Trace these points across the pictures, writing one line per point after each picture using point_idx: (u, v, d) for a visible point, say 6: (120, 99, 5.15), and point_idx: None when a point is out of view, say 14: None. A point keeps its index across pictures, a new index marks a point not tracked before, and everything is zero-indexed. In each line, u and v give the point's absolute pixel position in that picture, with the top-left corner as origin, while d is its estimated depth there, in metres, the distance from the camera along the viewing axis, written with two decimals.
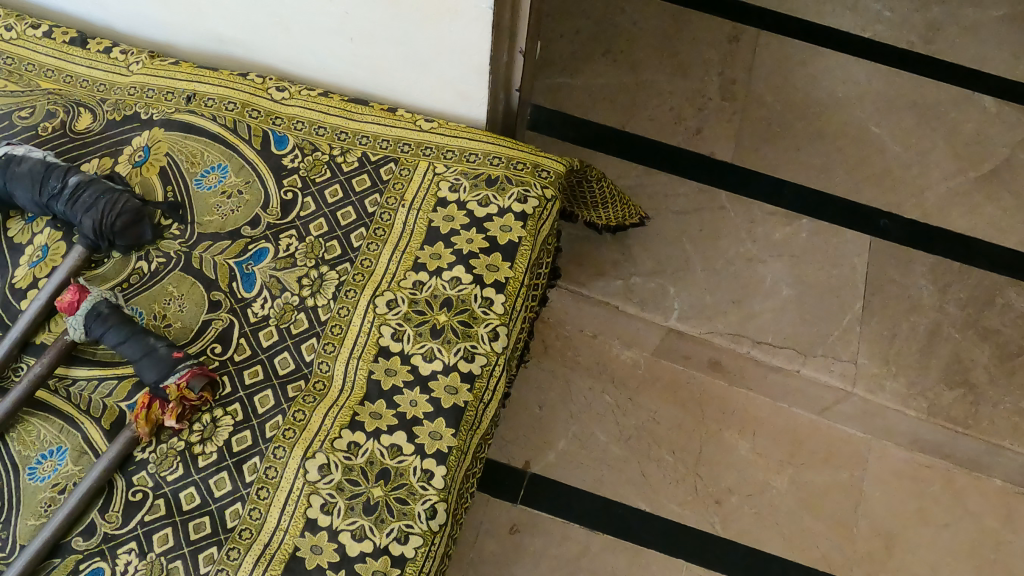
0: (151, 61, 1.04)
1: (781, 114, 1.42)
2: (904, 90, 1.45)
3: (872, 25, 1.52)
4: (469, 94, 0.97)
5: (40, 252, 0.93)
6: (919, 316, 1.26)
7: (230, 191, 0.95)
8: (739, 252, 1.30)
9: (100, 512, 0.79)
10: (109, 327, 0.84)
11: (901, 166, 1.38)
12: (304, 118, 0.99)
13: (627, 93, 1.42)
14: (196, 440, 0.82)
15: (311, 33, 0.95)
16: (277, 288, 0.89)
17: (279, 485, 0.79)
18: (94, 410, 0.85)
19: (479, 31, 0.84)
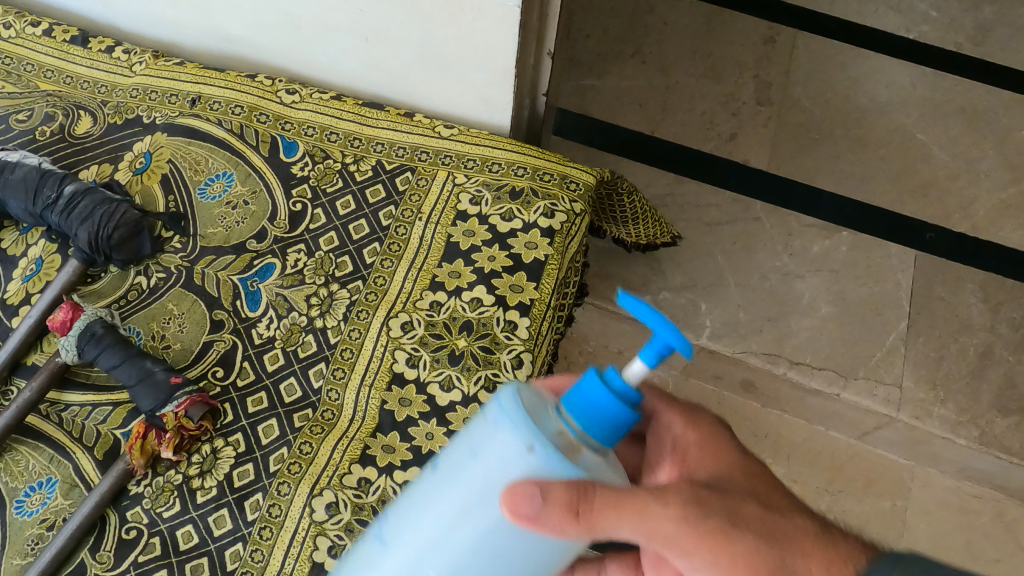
0: (156, 61, 0.98)
1: (820, 120, 1.33)
2: (951, 95, 1.35)
3: (918, 25, 1.42)
4: (492, 99, 0.90)
5: (34, 266, 0.87)
6: (970, 335, 1.17)
7: (235, 201, 0.89)
8: (775, 266, 1.22)
9: (90, 552, 0.74)
10: (104, 349, 0.78)
11: (949, 175, 1.29)
12: (316, 123, 0.92)
13: (656, 98, 1.35)
14: (195, 473, 0.76)
15: (324, 32, 0.88)
16: (284, 307, 0.83)
17: (284, 525, 0.73)
18: (87, 438, 0.79)
19: (504, 30, 0.77)
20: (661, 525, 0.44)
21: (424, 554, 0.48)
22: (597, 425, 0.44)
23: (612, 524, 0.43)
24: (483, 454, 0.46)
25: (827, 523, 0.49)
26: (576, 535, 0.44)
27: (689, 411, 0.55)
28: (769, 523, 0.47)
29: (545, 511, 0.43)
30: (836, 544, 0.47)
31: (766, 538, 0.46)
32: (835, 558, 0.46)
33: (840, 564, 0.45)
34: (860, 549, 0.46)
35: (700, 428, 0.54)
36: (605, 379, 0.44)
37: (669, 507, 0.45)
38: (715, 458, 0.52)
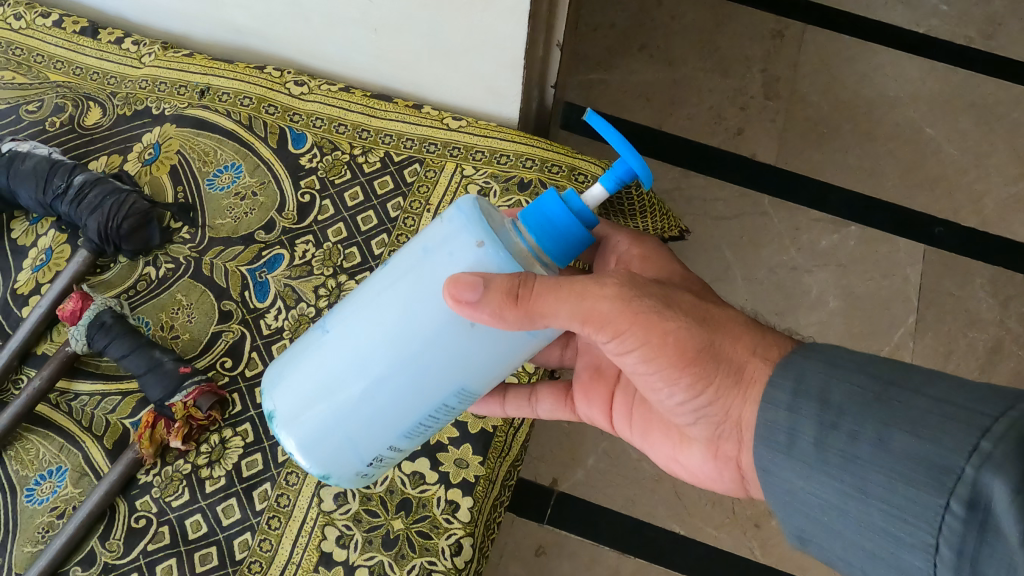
0: (166, 52, 0.97)
1: (828, 115, 1.28)
2: (962, 90, 1.30)
3: (927, 20, 1.35)
4: (501, 91, 0.89)
5: (44, 256, 0.88)
6: (979, 330, 1.15)
7: (243, 192, 0.89)
8: (782, 260, 1.20)
9: (101, 540, 0.74)
10: (113, 339, 0.78)
11: (959, 170, 1.25)
12: (324, 114, 0.92)
13: (662, 91, 1.29)
14: (204, 462, 0.77)
15: (331, 23, 0.86)
16: (292, 298, 0.84)
17: (292, 515, 0.74)
18: (96, 427, 0.80)
19: (515, 21, 0.75)
20: (597, 304, 0.48)
21: (377, 334, 0.50)
22: (550, 238, 0.49)
23: (552, 305, 0.46)
24: (434, 247, 0.49)
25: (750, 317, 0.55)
26: (524, 321, 0.47)
27: (633, 238, 0.66)
28: (699, 306, 0.53)
29: (483, 293, 0.45)
30: (755, 329, 0.53)
31: (694, 315, 0.51)
32: (756, 346, 0.51)
33: (758, 343, 0.51)
34: (778, 334, 0.53)
35: (642, 246, 0.65)
36: (563, 199, 0.48)
37: (605, 287, 0.49)
38: (654, 267, 0.64)
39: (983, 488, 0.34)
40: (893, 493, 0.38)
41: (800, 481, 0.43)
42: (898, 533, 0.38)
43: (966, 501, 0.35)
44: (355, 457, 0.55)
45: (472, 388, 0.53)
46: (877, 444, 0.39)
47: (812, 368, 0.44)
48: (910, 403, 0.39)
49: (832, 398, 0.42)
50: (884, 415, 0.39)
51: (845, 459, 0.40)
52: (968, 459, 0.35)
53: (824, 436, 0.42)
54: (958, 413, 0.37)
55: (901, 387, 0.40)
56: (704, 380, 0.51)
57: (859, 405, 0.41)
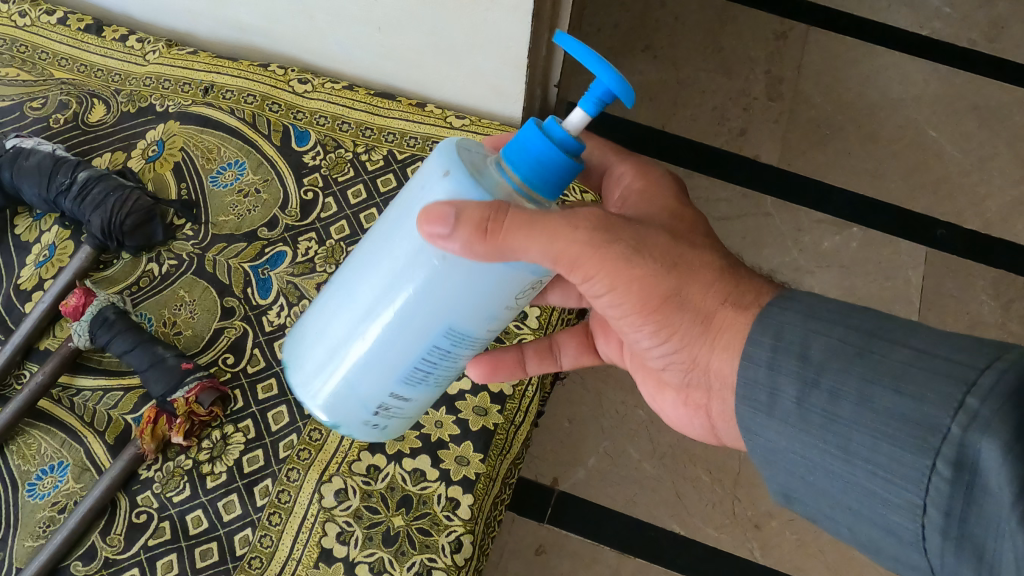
0: (170, 50, 0.98)
1: (831, 116, 1.28)
2: (965, 91, 1.30)
3: (930, 22, 1.35)
4: (504, 90, 0.89)
5: (47, 252, 0.88)
6: (981, 332, 1.15)
7: (247, 189, 0.90)
8: (785, 261, 1.19)
9: (102, 535, 0.74)
10: (116, 334, 0.79)
11: (962, 172, 1.25)
12: (328, 113, 0.93)
13: (667, 91, 1.29)
14: (205, 458, 0.77)
15: (336, 21, 0.86)
16: (295, 295, 0.84)
17: (293, 511, 0.75)
18: (98, 423, 0.80)
19: (518, 19, 0.75)
20: (568, 249, 0.46)
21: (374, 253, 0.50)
22: (556, 180, 0.45)
23: (523, 244, 0.44)
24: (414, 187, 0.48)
25: (732, 262, 0.52)
26: (491, 257, 0.44)
27: (636, 164, 0.61)
28: (677, 254, 0.50)
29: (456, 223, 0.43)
30: (734, 278, 0.51)
31: (668, 265, 0.49)
32: (731, 292, 0.49)
33: (733, 293, 0.49)
34: (760, 285, 0.51)
35: (647, 179, 0.60)
36: (543, 129, 0.45)
37: (577, 232, 0.46)
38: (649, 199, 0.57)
39: (971, 447, 0.34)
40: (878, 453, 0.38)
41: (784, 439, 0.43)
42: (885, 491, 0.38)
43: (952, 462, 0.35)
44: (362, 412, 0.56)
45: (462, 334, 0.50)
46: (860, 402, 0.39)
47: (791, 320, 0.44)
48: (892, 356, 0.38)
49: (814, 354, 0.41)
50: (867, 372, 0.39)
51: (829, 418, 0.40)
52: (954, 417, 0.34)
53: (806, 395, 0.41)
54: (942, 369, 0.36)
55: (883, 338, 0.39)
56: (672, 324, 0.50)
57: (842, 362, 0.40)
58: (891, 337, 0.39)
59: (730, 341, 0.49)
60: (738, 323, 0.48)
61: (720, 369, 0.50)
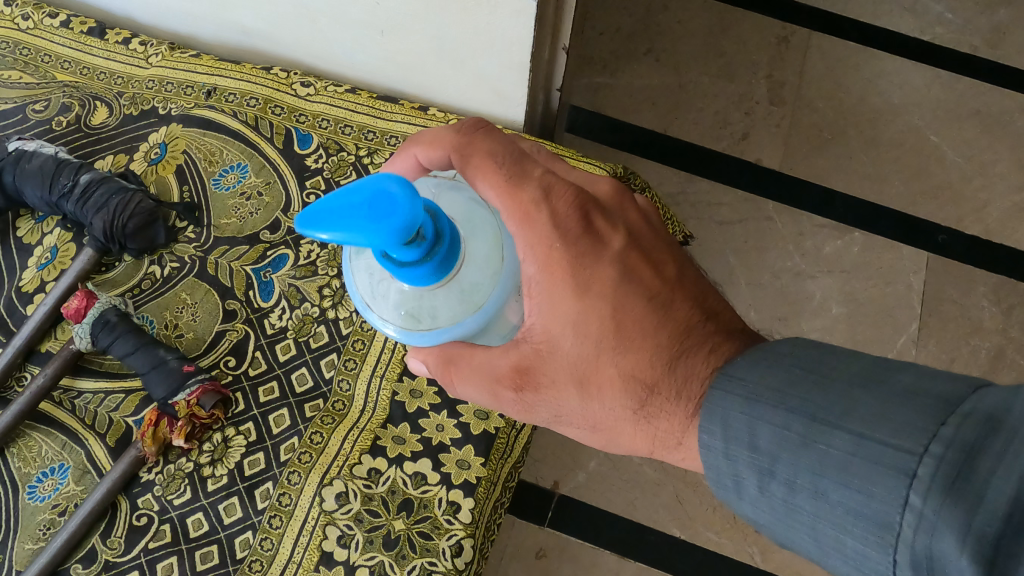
0: (172, 53, 0.97)
1: (833, 121, 1.28)
2: (966, 97, 1.29)
3: (932, 29, 1.33)
4: (507, 93, 0.89)
5: (49, 254, 0.88)
6: (982, 338, 1.15)
7: (249, 192, 0.90)
8: (786, 266, 1.19)
9: (102, 537, 0.75)
10: (117, 337, 0.79)
11: (963, 178, 1.24)
12: (331, 116, 0.93)
13: (669, 95, 1.29)
14: (206, 461, 0.77)
15: (338, 25, 0.86)
16: (296, 298, 0.84)
17: (294, 514, 0.75)
18: (99, 425, 0.80)
19: (521, 23, 0.75)
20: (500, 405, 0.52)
21: None
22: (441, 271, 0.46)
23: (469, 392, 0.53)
24: None
25: (646, 383, 0.47)
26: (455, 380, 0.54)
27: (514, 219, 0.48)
28: (591, 410, 0.49)
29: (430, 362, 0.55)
30: (651, 414, 0.47)
31: (591, 418, 0.50)
32: (656, 433, 0.47)
33: (658, 439, 0.48)
34: (676, 422, 0.46)
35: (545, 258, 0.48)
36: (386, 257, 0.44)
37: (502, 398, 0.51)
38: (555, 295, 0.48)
39: (924, 548, 0.32)
40: (846, 546, 0.36)
41: (760, 520, 0.41)
42: None
43: (911, 565, 0.33)
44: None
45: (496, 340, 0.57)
46: (817, 494, 0.37)
47: (733, 406, 0.41)
48: (834, 445, 0.36)
49: (762, 444, 0.39)
50: (815, 465, 0.37)
51: (790, 507, 0.38)
52: (903, 517, 0.33)
53: (766, 485, 0.39)
54: (883, 458, 0.34)
55: (824, 423, 0.37)
56: None
57: (789, 449, 0.38)
58: (830, 418, 0.37)
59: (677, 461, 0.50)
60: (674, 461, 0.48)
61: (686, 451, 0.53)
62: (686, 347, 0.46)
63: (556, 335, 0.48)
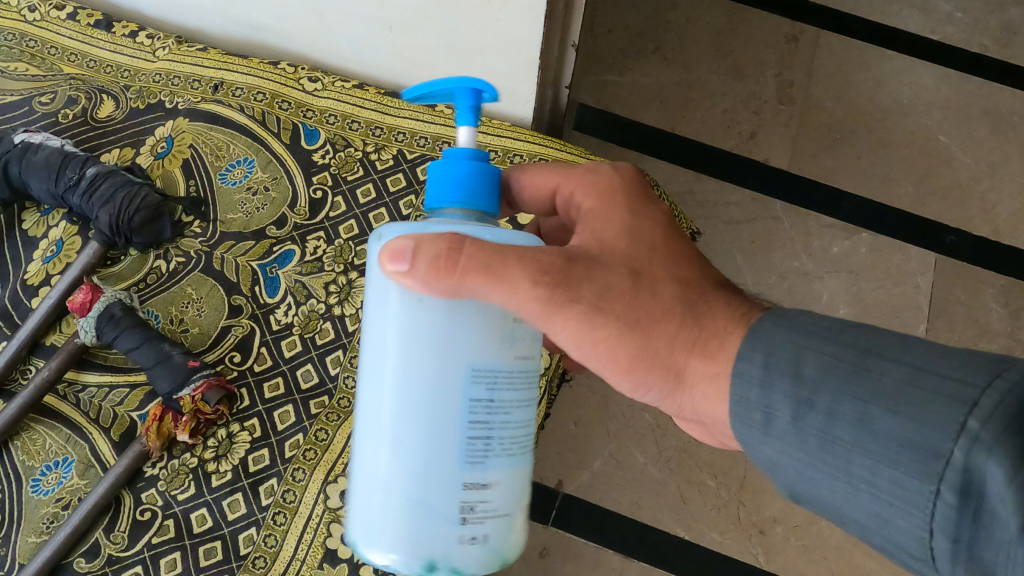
0: (179, 46, 0.96)
1: (841, 121, 1.27)
2: (976, 97, 1.28)
3: (942, 27, 1.32)
4: (515, 90, 0.89)
5: (54, 247, 0.88)
6: (989, 341, 1.14)
7: (256, 187, 0.90)
8: (793, 266, 1.19)
9: (105, 532, 0.75)
10: (121, 331, 0.78)
11: (973, 178, 1.23)
12: (338, 111, 0.92)
13: (677, 93, 1.28)
14: (210, 457, 0.77)
15: (347, 19, 0.86)
16: (303, 294, 0.84)
17: (298, 511, 0.75)
18: (104, 419, 0.80)
19: (531, 19, 0.75)
20: (526, 301, 0.47)
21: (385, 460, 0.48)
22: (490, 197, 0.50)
23: (479, 286, 0.46)
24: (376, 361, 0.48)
25: (695, 292, 0.52)
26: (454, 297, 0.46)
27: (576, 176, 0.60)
28: (635, 308, 0.50)
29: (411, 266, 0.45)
30: (704, 329, 0.49)
31: (632, 321, 0.50)
32: (703, 345, 0.49)
33: (699, 341, 0.49)
34: (724, 320, 0.49)
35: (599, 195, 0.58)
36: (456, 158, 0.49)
37: (537, 296, 0.47)
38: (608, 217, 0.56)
39: (972, 469, 0.33)
40: (880, 477, 0.37)
41: (784, 460, 0.42)
42: (891, 516, 0.37)
43: (957, 488, 0.34)
44: (445, 527, 0.47)
45: (485, 362, 0.47)
46: (857, 422, 0.38)
47: (784, 333, 0.44)
48: (888, 374, 0.38)
49: (808, 372, 0.41)
50: (861, 391, 0.38)
51: (824, 438, 0.40)
52: (956, 441, 0.34)
53: (801, 415, 0.41)
54: (943, 386, 0.35)
55: (881, 358, 0.39)
56: (646, 380, 0.52)
57: (838, 380, 0.39)
58: (888, 355, 0.39)
59: (709, 392, 0.49)
60: (710, 370, 0.48)
61: (710, 417, 0.50)
62: (726, 286, 0.53)
63: (612, 240, 0.54)
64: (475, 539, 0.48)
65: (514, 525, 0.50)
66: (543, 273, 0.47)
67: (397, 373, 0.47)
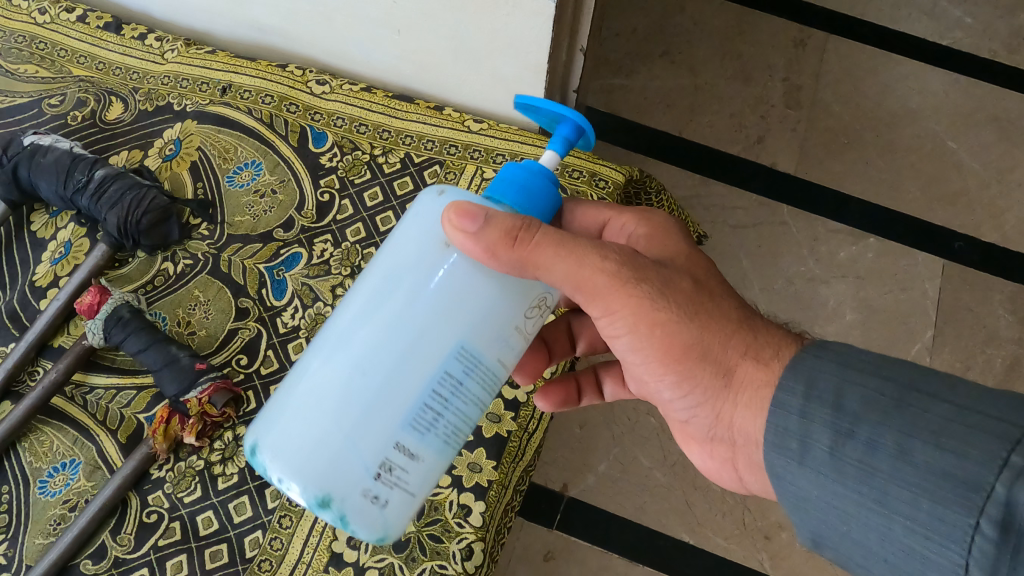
0: (188, 49, 0.98)
1: (849, 126, 1.26)
2: (985, 103, 1.28)
3: (951, 32, 1.32)
4: (523, 94, 0.89)
5: (63, 249, 0.88)
6: (997, 347, 1.13)
7: (263, 190, 0.90)
8: (800, 271, 1.18)
9: (112, 534, 0.75)
10: (129, 333, 0.79)
11: (981, 184, 1.23)
12: (345, 114, 0.93)
13: (684, 97, 1.28)
14: (217, 459, 0.77)
15: (355, 23, 0.86)
16: (309, 297, 0.84)
17: (304, 514, 0.75)
18: (111, 421, 0.80)
19: (540, 24, 0.75)
20: (594, 276, 0.48)
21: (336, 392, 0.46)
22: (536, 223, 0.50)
23: (549, 260, 0.46)
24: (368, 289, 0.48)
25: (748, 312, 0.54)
26: (516, 268, 0.46)
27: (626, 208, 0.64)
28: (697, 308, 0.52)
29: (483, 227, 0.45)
30: (754, 344, 0.51)
31: (692, 314, 0.51)
32: (753, 357, 0.51)
33: (753, 347, 0.51)
34: (779, 336, 0.52)
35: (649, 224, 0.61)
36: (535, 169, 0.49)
37: (606, 278, 0.49)
38: (659, 246, 0.59)
39: (1014, 505, 0.35)
40: (918, 510, 0.39)
41: (817, 494, 0.44)
42: (925, 550, 0.39)
43: (998, 523, 0.36)
44: (357, 470, 0.45)
45: (473, 347, 0.46)
46: (897, 454, 0.40)
47: (827, 367, 0.45)
48: (932, 410, 0.40)
49: (848, 405, 0.43)
50: (904, 424, 0.40)
51: (864, 470, 0.41)
52: (999, 475, 0.36)
53: (840, 446, 0.42)
54: (985, 424, 0.38)
55: (922, 392, 0.41)
56: (693, 380, 0.52)
57: (878, 414, 0.41)
58: (926, 391, 0.41)
59: (751, 401, 0.51)
60: (762, 374, 0.50)
61: (742, 426, 0.52)
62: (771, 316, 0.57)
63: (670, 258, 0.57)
64: (377, 498, 0.46)
65: (412, 508, 0.48)
66: (613, 254, 0.49)
67: (392, 312, 0.46)
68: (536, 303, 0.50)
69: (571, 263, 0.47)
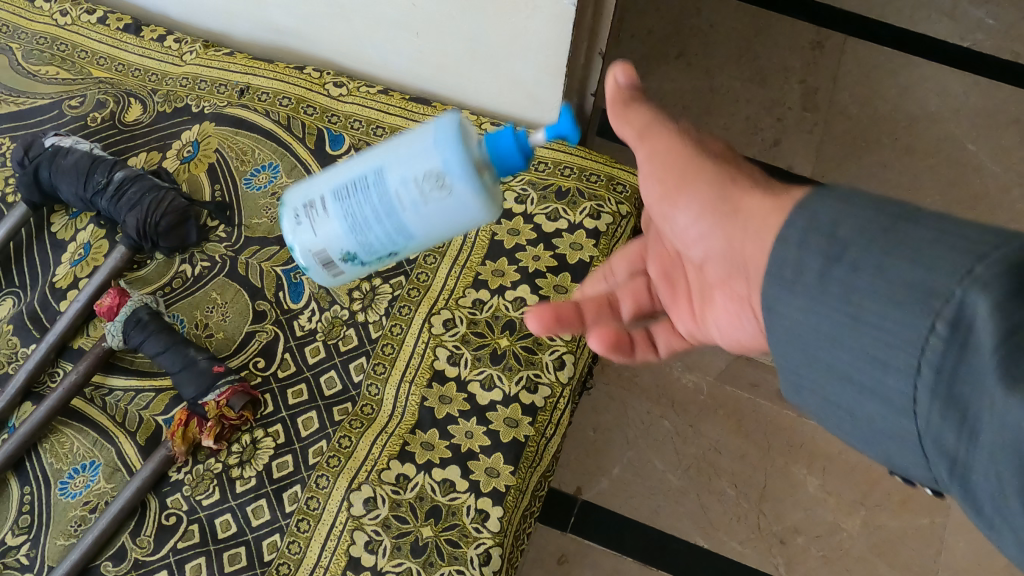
0: (207, 51, 0.98)
1: (867, 128, 1.25)
2: (1006, 105, 1.26)
3: (972, 34, 1.31)
4: (540, 97, 0.88)
5: (82, 250, 0.89)
6: None
7: (281, 193, 0.90)
8: None
9: (131, 536, 0.75)
10: (148, 335, 0.79)
11: (1001, 187, 1.21)
12: (362, 116, 0.93)
13: (701, 98, 1.27)
14: (235, 463, 0.77)
15: (373, 25, 0.86)
16: (326, 300, 0.85)
17: (322, 518, 0.74)
18: (130, 423, 0.80)
19: (559, 28, 0.75)
20: (656, 122, 0.51)
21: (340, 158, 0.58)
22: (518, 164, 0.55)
23: (638, 118, 0.51)
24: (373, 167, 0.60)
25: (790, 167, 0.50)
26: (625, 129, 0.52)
27: None
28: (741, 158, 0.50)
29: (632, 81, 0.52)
30: (774, 188, 0.46)
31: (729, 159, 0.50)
32: (767, 190, 0.46)
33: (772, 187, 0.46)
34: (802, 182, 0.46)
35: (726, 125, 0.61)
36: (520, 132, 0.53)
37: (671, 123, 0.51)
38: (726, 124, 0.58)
39: (972, 305, 0.33)
40: (887, 325, 0.36)
41: (794, 329, 0.41)
42: (887, 366, 0.36)
43: (951, 321, 0.34)
44: (295, 195, 0.59)
45: (387, 168, 0.53)
46: (875, 275, 0.36)
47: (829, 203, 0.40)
48: (916, 231, 0.36)
49: (841, 231, 0.38)
50: (889, 243, 0.36)
51: (849, 292, 0.38)
52: (961, 282, 0.33)
53: (825, 269, 0.38)
54: (964, 244, 0.34)
55: (911, 218, 0.37)
56: (705, 210, 0.49)
57: (866, 236, 0.37)
58: (916, 217, 0.37)
59: (759, 228, 0.44)
60: (768, 211, 0.44)
61: (749, 259, 0.46)
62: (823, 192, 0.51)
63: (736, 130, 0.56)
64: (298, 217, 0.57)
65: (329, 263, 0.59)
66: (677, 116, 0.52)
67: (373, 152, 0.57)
68: (433, 176, 0.52)
69: (648, 111, 0.51)
